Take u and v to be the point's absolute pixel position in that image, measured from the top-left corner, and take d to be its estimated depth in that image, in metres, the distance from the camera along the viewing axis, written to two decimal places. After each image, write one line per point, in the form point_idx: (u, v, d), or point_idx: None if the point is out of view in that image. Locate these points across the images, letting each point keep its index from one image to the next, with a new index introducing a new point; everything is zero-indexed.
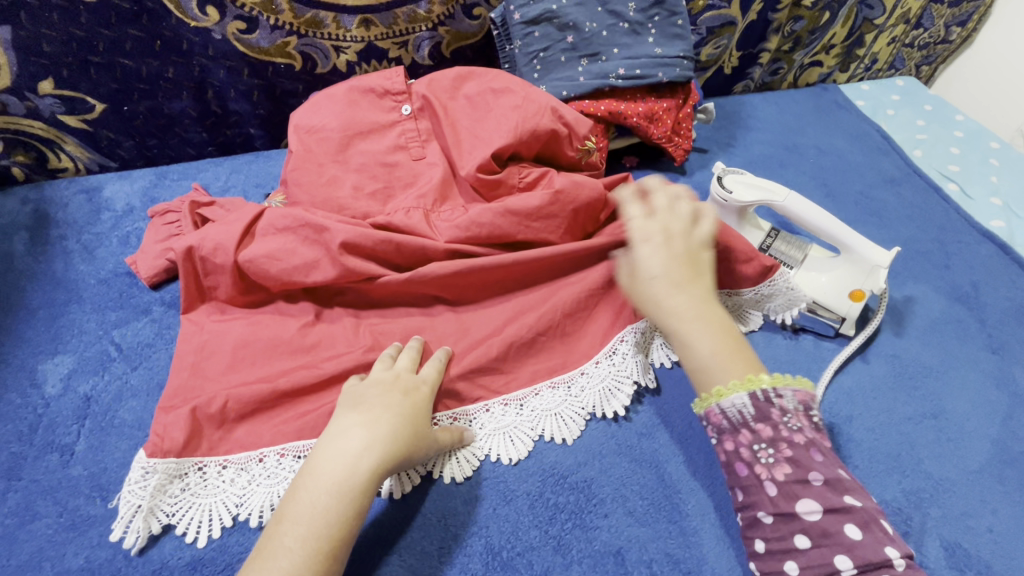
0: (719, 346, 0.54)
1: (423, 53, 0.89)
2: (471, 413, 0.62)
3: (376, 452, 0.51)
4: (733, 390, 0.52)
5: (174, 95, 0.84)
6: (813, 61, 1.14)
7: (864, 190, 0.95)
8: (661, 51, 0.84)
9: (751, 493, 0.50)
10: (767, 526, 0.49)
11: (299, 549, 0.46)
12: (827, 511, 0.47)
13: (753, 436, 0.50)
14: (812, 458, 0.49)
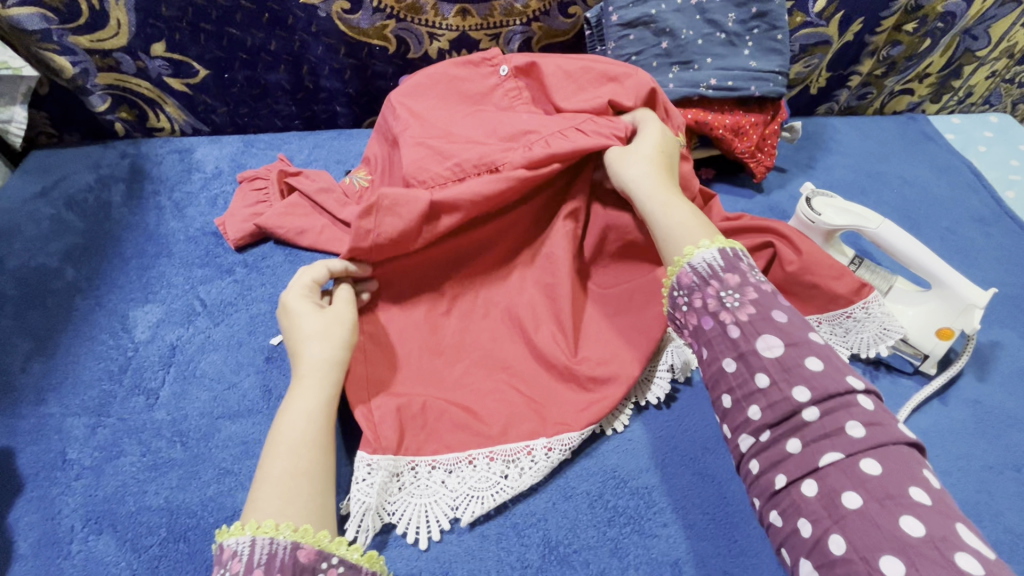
0: (703, 230, 0.56)
1: (513, 47, 0.90)
2: (514, 454, 0.58)
3: (337, 366, 0.55)
4: (702, 247, 0.53)
5: (272, 67, 0.87)
6: (904, 88, 1.10)
7: (950, 227, 0.91)
8: (756, 65, 0.83)
9: (748, 389, 0.46)
10: (731, 374, 0.47)
11: (283, 454, 0.49)
12: (788, 345, 0.46)
13: (720, 285, 0.50)
14: (776, 302, 0.49)
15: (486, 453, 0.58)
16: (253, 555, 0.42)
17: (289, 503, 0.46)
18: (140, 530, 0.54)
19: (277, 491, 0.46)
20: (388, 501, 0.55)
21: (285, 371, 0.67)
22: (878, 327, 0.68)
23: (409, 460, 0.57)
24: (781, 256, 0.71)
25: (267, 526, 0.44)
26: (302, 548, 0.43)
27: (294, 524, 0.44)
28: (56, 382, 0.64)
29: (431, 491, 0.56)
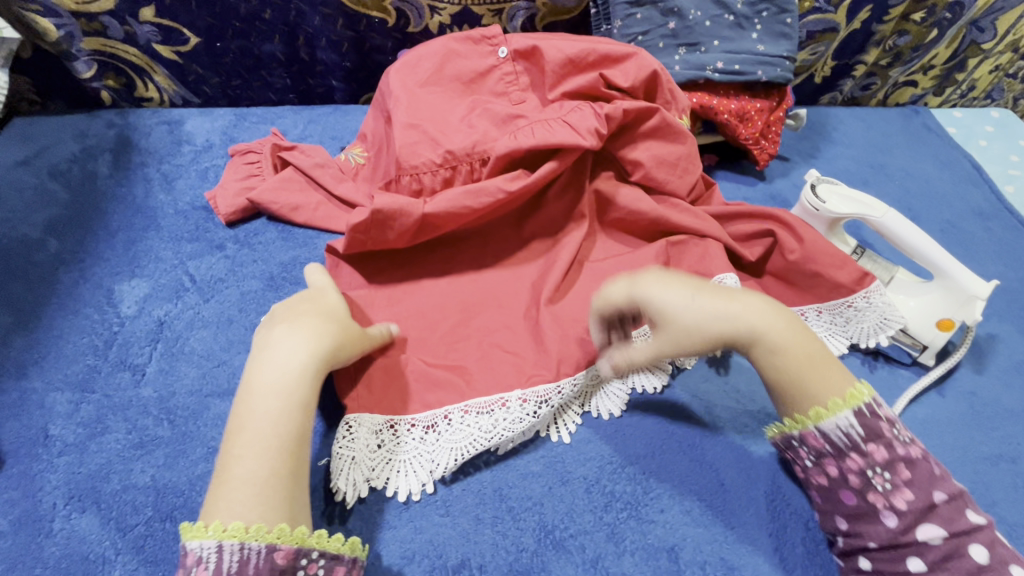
0: (805, 343, 0.54)
1: (516, 24, 0.87)
2: (487, 406, 0.58)
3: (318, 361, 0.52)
4: (838, 408, 0.52)
5: (267, 37, 0.84)
6: (909, 80, 1.09)
7: (950, 220, 0.91)
8: (764, 49, 0.81)
9: (897, 567, 0.50)
10: (876, 550, 0.51)
11: (253, 455, 0.47)
12: (952, 534, 0.48)
13: (864, 458, 0.51)
14: (928, 475, 0.50)
15: (461, 407, 0.58)
16: (222, 561, 0.43)
17: (262, 505, 0.45)
18: (125, 508, 0.53)
19: (244, 493, 0.45)
20: (371, 457, 0.56)
21: None
22: (879, 317, 0.68)
23: (389, 419, 0.58)
24: (783, 245, 0.71)
25: (234, 530, 0.44)
26: (278, 549, 0.44)
27: (267, 526, 0.45)
28: (38, 356, 0.62)
29: (410, 448, 0.57)
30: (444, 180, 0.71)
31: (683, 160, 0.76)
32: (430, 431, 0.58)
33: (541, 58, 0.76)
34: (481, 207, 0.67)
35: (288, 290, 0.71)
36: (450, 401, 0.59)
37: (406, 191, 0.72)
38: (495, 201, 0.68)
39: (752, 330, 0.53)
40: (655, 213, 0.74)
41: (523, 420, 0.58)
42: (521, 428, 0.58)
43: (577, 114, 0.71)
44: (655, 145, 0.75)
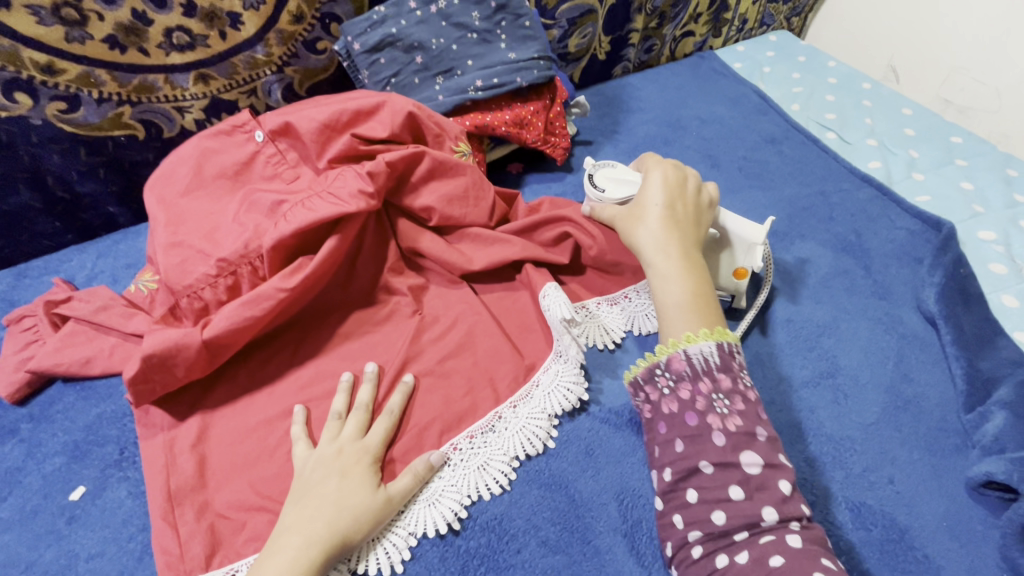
0: (689, 283, 0.62)
1: (276, 97, 0.85)
2: None
3: (330, 538, 0.52)
4: (702, 337, 0.58)
5: (8, 189, 0.78)
6: (685, 32, 1.14)
7: (747, 155, 0.96)
8: (515, 55, 0.82)
9: (720, 496, 0.52)
10: (706, 476, 0.53)
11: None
12: (765, 465, 0.53)
13: (713, 385, 0.56)
14: (758, 416, 0.56)
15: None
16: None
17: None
18: None
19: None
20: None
21: (93, 525, 0.60)
22: None
23: (228, 568, 0.56)
24: (582, 245, 0.74)
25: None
26: None
27: None
28: None
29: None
30: (227, 288, 0.68)
31: (472, 189, 0.77)
32: None
33: (297, 133, 0.75)
34: (264, 313, 0.65)
35: (97, 454, 0.65)
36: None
37: (190, 313, 0.68)
38: (280, 302, 0.66)
39: (654, 259, 0.63)
40: (451, 259, 0.75)
41: None
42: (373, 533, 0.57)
43: (339, 181, 0.70)
44: (438, 186, 0.75)
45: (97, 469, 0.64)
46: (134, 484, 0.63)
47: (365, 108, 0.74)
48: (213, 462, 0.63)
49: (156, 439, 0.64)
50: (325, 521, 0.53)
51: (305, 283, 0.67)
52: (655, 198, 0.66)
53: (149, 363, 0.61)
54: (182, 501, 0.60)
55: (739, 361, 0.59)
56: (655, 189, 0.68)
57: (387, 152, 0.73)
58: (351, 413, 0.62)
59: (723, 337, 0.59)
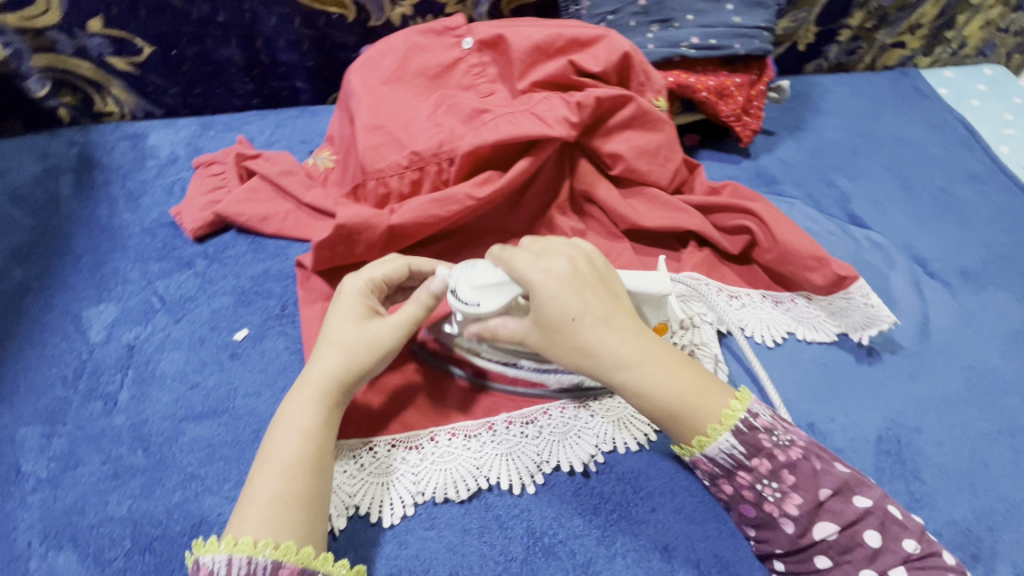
0: (678, 381, 0.51)
1: (481, 11, 0.84)
2: (474, 429, 0.58)
3: (343, 378, 0.54)
4: (715, 435, 0.51)
5: (222, 41, 0.81)
6: (896, 41, 1.05)
7: (943, 186, 0.88)
8: (740, 20, 0.77)
9: (809, 567, 0.51)
10: (788, 555, 0.52)
11: (274, 476, 0.49)
12: (843, 528, 0.49)
13: (751, 475, 0.51)
14: (816, 474, 0.50)
15: (448, 430, 0.58)
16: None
17: (272, 523, 0.47)
18: (104, 542, 0.52)
19: (264, 509, 0.48)
20: (349, 485, 0.55)
21: (251, 367, 0.64)
22: (863, 315, 0.67)
23: (367, 441, 0.57)
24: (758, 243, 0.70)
25: (244, 545, 0.46)
26: (284, 566, 0.46)
27: (273, 541, 0.46)
28: (7, 390, 0.60)
29: (393, 469, 0.56)
30: (413, 182, 0.69)
31: (664, 147, 0.74)
32: (413, 449, 0.57)
33: (507, 47, 0.74)
34: (449, 215, 0.66)
35: (261, 304, 0.69)
36: (434, 422, 0.59)
37: (372, 196, 0.69)
38: (465, 209, 0.67)
39: (624, 378, 0.51)
40: (624, 211, 0.73)
41: (512, 442, 0.58)
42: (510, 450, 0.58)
43: (545, 105, 0.69)
44: (633, 135, 0.73)
45: (260, 318, 0.67)
46: (291, 341, 0.66)
47: (581, 40, 0.73)
48: None
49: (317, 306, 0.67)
50: (335, 360, 0.55)
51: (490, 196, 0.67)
52: (553, 313, 0.51)
53: (337, 233, 0.64)
54: None
55: (749, 418, 0.52)
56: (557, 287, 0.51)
57: (596, 88, 0.71)
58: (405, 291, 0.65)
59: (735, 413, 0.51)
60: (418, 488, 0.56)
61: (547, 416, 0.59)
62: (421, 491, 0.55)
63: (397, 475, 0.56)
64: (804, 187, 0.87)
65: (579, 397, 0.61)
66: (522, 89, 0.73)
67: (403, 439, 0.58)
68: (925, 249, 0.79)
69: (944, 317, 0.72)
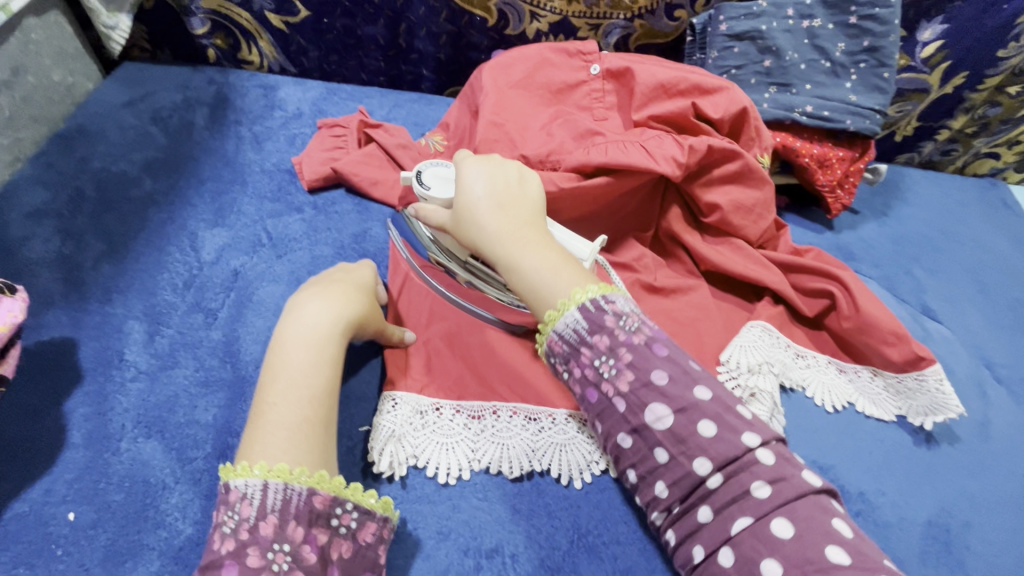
0: (551, 265, 0.56)
1: (610, 41, 0.89)
2: (536, 415, 0.60)
3: (360, 321, 0.59)
4: (566, 309, 0.53)
5: (371, 19, 0.88)
6: (992, 151, 1.07)
7: (1020, 298, 0.88)
8: (856, 99, 0.80)
9: (651, 465, 0.52)
10: (630, 449, 0.53)
11: (300, 402, 0.52)
12: (675, 412, 0.51)
13: (591, 350, 0.53)
14: (652, 359, 0.52)
15: (511, 408, 0.60)
16: (266, 500, 0.47)
17: (299, 449, 0.50)
18: (186, 441, 0.55)
19: (288, 436, 0.50)
20: (413, 439, 0.58)
21: None
22: (931, 400, 0.68)
23: (435, 402, 0.60)
24: (837, 310, 0.72)
25: (279, 471, 0.47)
26: (318, 494, 0.48)
27: (308, 471, 0.48)
28: (123, 285, 0.65)
29: (454, 433, 0.58)
30: None
31: (759, 206, 0.77)
32: (476, 419, 0.59)
33: (632, 80, 0.78)
34: None
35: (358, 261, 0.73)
36: (499, 398, 0.61)
37: None
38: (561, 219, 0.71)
39: (492, 248, 0.57)
40: (708, 254, 0.76)
41: (569, 436, 0.59)
42: (566, 443, 0.59)
43: (656, 142, 0.72)
44: (734, 188, 0.75)
45: None
46: None
47: (704, 86, 0.76)
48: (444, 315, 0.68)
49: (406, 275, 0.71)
50: (346, 302, 0.59)
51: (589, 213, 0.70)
52: (478, 198, 0.57)
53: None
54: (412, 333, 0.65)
55: (611, 304, 0.54)
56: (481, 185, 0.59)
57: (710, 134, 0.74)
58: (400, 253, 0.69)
59: (587, 290, 0.54)
60: (475, 455, 0.58)
61: None
62: (476, 458, 0.58)
63: (457, 439, 0.58)
64: (881, 268, 0.88)
65: None
66: (637, 120, 0.76)
67: (467, 408, 0.60)
68: (996, 353, 0.80)
69: (1007, 423, 0.72)
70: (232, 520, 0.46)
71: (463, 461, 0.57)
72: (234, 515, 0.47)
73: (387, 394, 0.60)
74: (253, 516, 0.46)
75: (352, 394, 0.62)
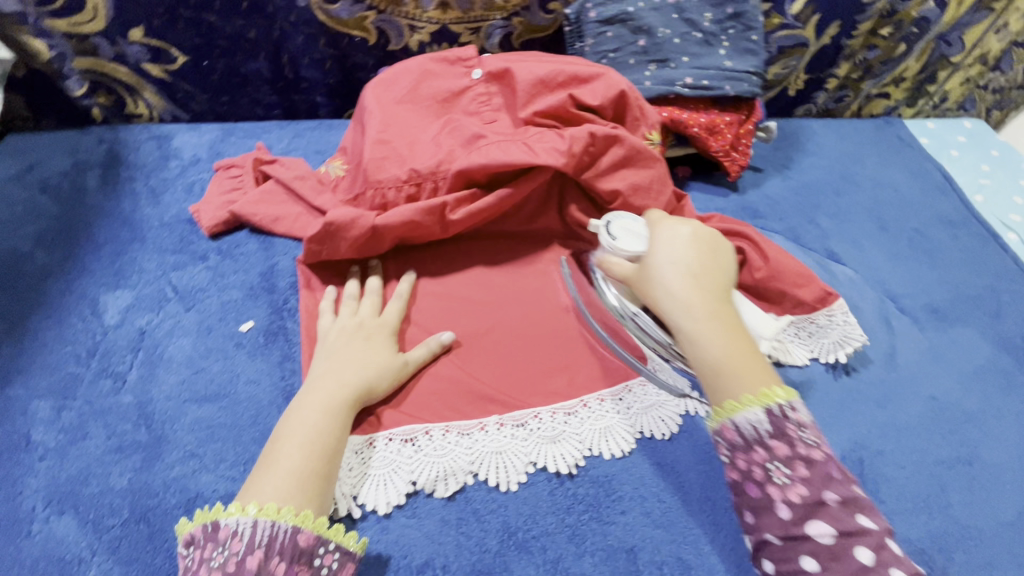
0: (730, 347, 0.56)
1: (494, 42, 0.90)
2: (468, 428, 0.62)
3: (364, 384, 0.61)
4: (749, 404, 0.54)
5: (251, 55, 0.87)
6: (881, 92, 1.12)
7: (918, 229, 0.93)
8: (731, 64, 0.83)
9: (789, 567, 0.50)
10: (775, 548, 0.51)
11: (298, 451, 0.54)
12: (839, 534, 0.49)
13: (767, 453, 0.53)
14: (822, 473, 0.51)
15: (442, 427, 0.62)
16: (253, 534, 0.49)
17: (292, 493, 0.52)
18: (102, 510, 0.55)
19: (287, 481, 0.52)
20: (348, 475, 0.58)
21: (253, 358, 0.67)
22: (840, 333, 0.72)
23: (365, 436, 0.60)
24: (750, 263, 0.72)
25: (267, 509, 0.50)
26: (302, 532, 0.50)
27: (293, 509, 0.51)
28: (22, 364, 0.64)
29: (389, 461, 0.59)
30: (409, 195, 0.74)
31: (656, 182, 0.78)
32: (409, 442, 0.60)
33: (512, 79, 0.79)
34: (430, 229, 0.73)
35: (267, 299, 0.73)
36: (429, 420, 0.62)
37: (370, 204, 0.74)
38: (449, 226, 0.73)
39: (687, 329, 0.57)
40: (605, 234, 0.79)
41: (502, 443, 0.62)
42: (501, 451, 0.61)
43: (538, 136, 0.73)
44: (630, 173, 0.77)
45: (266, 312, 0.72)
46: (290, 335, 0.70)
47: (578, 74, 0.78)
48: None
49: (310, 309, 0.71)
50: (353, 372, 0.61)
51: (470, 215, 0.73)
52: (665, 270, 0.60)
53: (324, 229, 0.69)
54: None
55: (796, 420, 0.53)
56: (681, 245, 0.62)
57: (593, 121, 0.76)
58: (364, 296, 0.70)
59: (771, 395, 0.54)
60: (412, 479, 0.58)
61: (537, 420, 0.63)
62: (413, 481, 0.58)
63: (393, 466, 0.59)
64: (786, 221, 0.92)
65: (568, 405, 0.65)
66: (522, 117, 0.78)
67: (399, 435, 0.61)
68: (898, 286, 0.83)
69: (911, 351, 0.75)
70: (221, 555, 0.48)
71: (401, 487, 0.58)
72: (223, 551, 0.49)
73: None
74: (241, 551, 0.48)
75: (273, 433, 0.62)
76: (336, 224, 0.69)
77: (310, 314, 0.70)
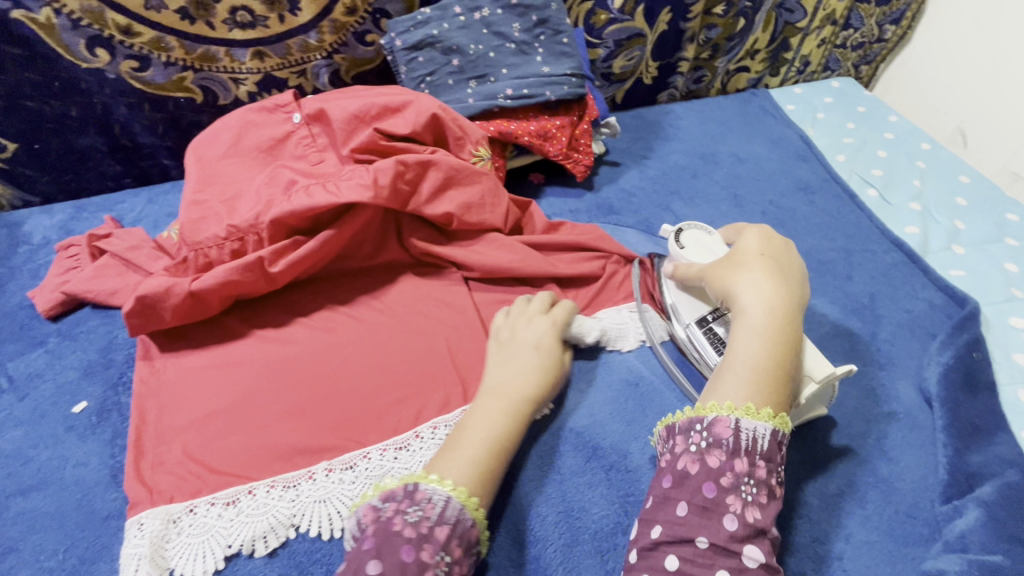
0: (768, 352, 0.58)
1: (323, 81, 0.91)
2: (293, 480, 0.61)
3: (515, 395, 0.62)
4: (762, 416, 0.54)
5: (82, 131, 0.87)
6: (739, 66, 1.12)
7: (773, 200, 0.92)
8: (549, 70, 0.85)
9: (709, 571, 0.48)
10: (699, 549, 0.49)
11: (482, 442, 0.58)
12: (762, 565, 0.49)
13: (748, 466, 0.52)
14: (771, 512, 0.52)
15: (269, 482, 0.61)
16: (446, 509, 0.52)
17: (472, 475, 0.56)
18: None
19: (468, 465, 0.56)
20: (162, 548, 0.57)
21: (85, 438, 0.67)
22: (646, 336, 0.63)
23: (186, 504, 0.59)
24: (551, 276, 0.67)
25: (458, 489, 0.54)
26: (452, 501, 0.53)
27: (466, 493, 0.54)
28: None
29: (206, 527, 0.58)
30: (233, 251, 0.73)
31: (487, 196, 0.79)
32: (231, 504, 0.60)
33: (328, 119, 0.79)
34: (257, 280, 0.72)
35: (103, 375, 0.73)
36: (255, 477, 0.61)
37: (194, 267, 0.73)
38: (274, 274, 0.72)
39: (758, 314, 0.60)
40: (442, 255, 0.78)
41: (328, 490, 0.61)
42: (326, 499, 0.60)
43: (353, 173, 0.73)
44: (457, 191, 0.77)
45: (101, 389, 0.71)
46: (124, 409, 0.70)
47: (389, 103, 0.78)
48: (177, 409, 0.67)
49: (146, 380, 0.70)
50: (517, 375, 0.64)
51: (295, 260, 0.72)
52: (756, 270, 0.63)
53: (141, 303, 0.69)
54: (145, 451, 0.64)
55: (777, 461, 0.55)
56: (778, 251, 0.66)
57: (409, 149, 0.77)
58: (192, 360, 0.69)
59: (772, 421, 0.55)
60: (229, 542, 0.57)
61: (366, 461, 0.63)
62: (231, 545, 0.57)
63: (212, 532, 0.58)
64: (641, 213, 0.92)
65: (400, 438, 0.64)
66: (343, 155, 0.78)
67: (224, 497, 0.60)
68: None
69: None
70: (415, 513, 0.52)
71: (218, 552, 0.57)
72: (418, 511, 0.52)
73: (133, 519, 0.59)
74: (433, 518, 0.52)
75: (98, 514, 0.61)
76: (151, 296, 0.68)
77: (144, 386, 0.69)
